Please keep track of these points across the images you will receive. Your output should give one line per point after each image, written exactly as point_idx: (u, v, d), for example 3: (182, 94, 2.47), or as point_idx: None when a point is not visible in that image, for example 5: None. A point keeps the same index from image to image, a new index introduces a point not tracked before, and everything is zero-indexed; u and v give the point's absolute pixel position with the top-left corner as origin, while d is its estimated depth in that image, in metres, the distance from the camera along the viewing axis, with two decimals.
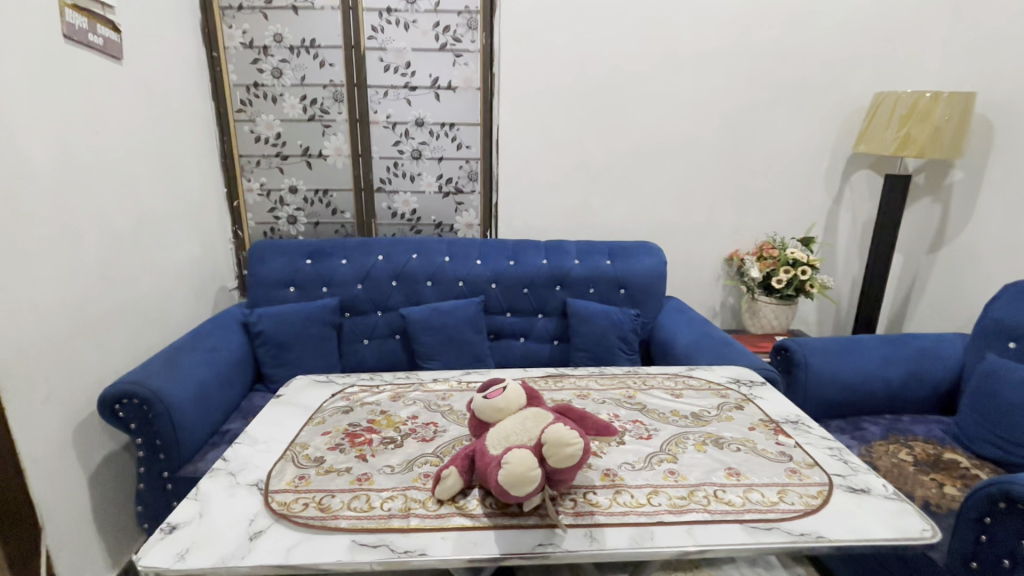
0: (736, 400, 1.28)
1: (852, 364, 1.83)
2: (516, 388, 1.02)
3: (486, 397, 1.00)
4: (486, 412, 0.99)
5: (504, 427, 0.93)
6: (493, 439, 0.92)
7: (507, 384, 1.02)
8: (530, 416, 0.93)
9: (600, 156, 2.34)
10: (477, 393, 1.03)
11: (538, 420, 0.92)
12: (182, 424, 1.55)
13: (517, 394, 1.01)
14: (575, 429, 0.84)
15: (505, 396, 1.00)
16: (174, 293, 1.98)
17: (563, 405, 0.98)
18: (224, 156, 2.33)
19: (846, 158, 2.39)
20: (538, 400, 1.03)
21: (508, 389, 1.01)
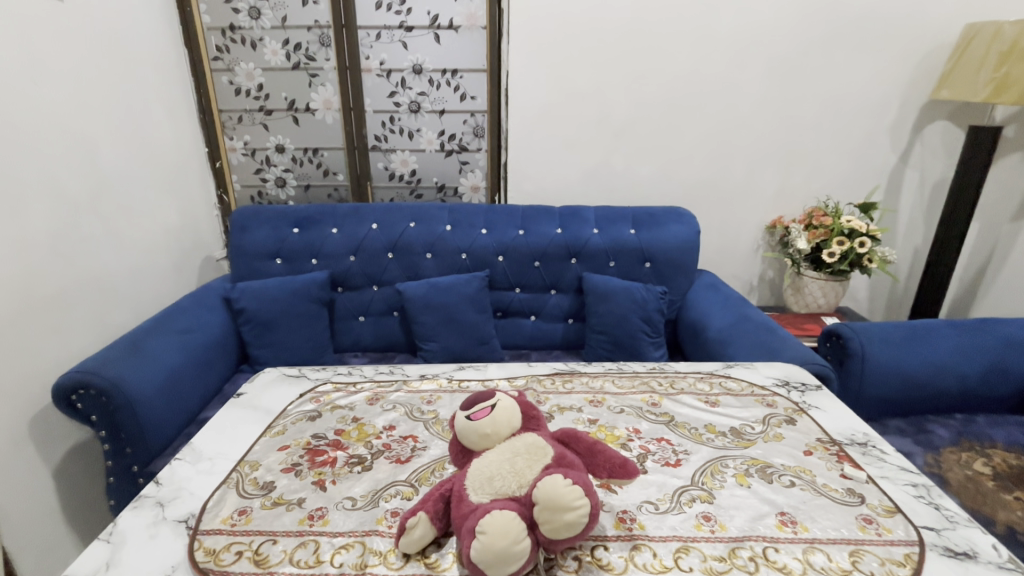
0: (786, 411, 1.04)
1: (918, 356, 1.55)
2: (508, 406, 0.80)
3: (469, 418, 0.78)
4: (469, 437, 0.78)
5: (489, 466, 0.71)
6: (473, 480, 0.71)
7: (498, 399, 0.80)
8: (522, 450, 0.72)
9: (625, 106, 2.02)
10: (459, 410, 0.81)
11: (533, 458, 0.70)
12: (148, 416, 1.40)
13: (510, 414, 0.79)
14: (579, 481, 0.62)
15: (494, 417, 0.78)
16: (148, 266, 1.81)
17: (568, 432, 0.76)
18: (202, 111, 2.09)
19: (919, 107, 2.02)
20: (537, 420, 0.82)
21: (498, 407, 0.79)
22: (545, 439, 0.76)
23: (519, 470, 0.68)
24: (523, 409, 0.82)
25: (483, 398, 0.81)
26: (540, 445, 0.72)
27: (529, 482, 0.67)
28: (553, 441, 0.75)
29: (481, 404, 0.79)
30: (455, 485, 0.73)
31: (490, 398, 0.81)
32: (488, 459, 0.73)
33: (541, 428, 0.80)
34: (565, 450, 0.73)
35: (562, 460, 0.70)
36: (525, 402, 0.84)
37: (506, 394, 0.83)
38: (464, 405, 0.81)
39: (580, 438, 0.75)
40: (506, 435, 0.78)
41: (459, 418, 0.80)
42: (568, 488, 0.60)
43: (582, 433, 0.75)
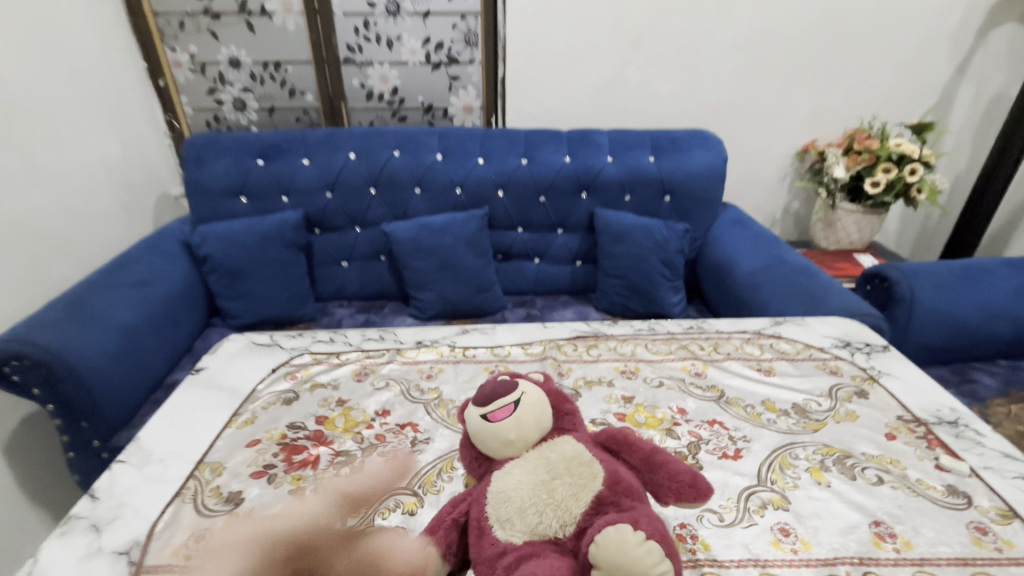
0: (855, 381, 0.88)
1: (968, 299, 1.40)
2: (536, 403, 0.62)
3: (488, 419, 0.61)
4: (486, 444, 0.61)
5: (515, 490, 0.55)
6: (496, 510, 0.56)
7: (520, 393, 0.62)
8: (561, 471, 0.56)
9: (646, 6, 1.69)
10: (472, 404, 0.63)
11: (575, 482, 0.55)
12: (100, 387, 1.21)
13: (538, 414, 0.61)
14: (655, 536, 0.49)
15: (516, 417, 0.60)
16: (88, 207, 1.54)
17: (620, 436, 0.59)
18: (132, 14, 1.71)
19: (989, 7, 1.71)
20: (571, 418, 0.64)
21: (522, 406, 0.61)
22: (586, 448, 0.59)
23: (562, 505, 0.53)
24: (551, 400, 0.64)
25: (502, 390, 0.62)
26: (585, 459, 0.57)
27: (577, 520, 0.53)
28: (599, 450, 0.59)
29: (500, 401, 0.61)
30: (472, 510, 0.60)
31: (510, 391, 0.62)
32: (514, 479, 0.57)
33: (577, 427, 0.63)
34: (616, 466, 0.57)
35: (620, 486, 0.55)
36: (552, 390, 0.66)
37: (529, 381, 0.65)
38: (477, 399, 0.63)
39: (635, 446, 0.58)
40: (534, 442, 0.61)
41: (471, 416, 0.63)
42: (643, 550, 0.48)
43: (638, 441, 0.58)
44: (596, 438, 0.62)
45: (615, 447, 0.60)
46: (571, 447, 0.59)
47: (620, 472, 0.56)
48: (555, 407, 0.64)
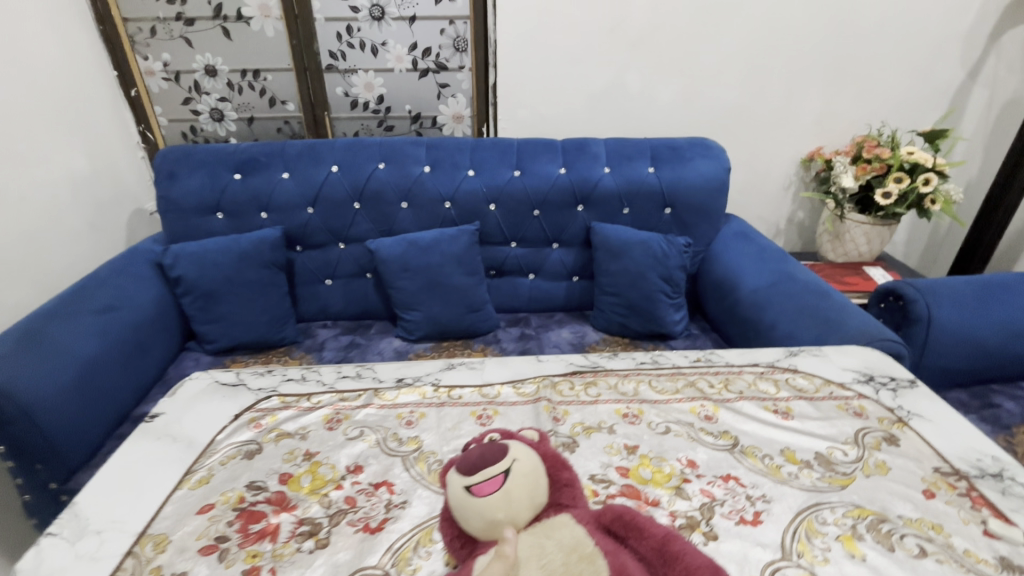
0: (883, 425, 0.79)
1: (991, 317, 1.32)
2: (526, 473, 0.57)
3: (472, 493, 0.55)
4: (470, 520, 0.55)
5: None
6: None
7: (510, 463, 0.57)
8: (559, 567, 0.52)
9: (645, 9, 1.61)
10: (454, 471, 0.57)
11: None
12: (56, 425, 1.12)
13: (530, 488, 0.56)
14: None
15: (505, 491, 0.55)
16: (52, 227, 1.44)
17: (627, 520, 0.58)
18: (99, 20, 1.61)
19: (1003, 7, 1.64)
20: (568, 490, 0.59)
21: (512, 478, 0.56)
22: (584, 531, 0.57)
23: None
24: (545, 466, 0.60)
25: (490, 458, 0.56)
26: (585, 552, 0.54)
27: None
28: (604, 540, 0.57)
29: (488, 473, 0.56)
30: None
31: (501, 460, 0.56)
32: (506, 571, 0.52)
33: (574, 500, 0.59)
34: (624, 558, 0.55)
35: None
36: (546, 453, 0.62)
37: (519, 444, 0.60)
38: (463, 466, 0.56)
39: (646, 534, 0.57)
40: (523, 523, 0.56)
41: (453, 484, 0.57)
42: None
43: (649, 531, 0.57)
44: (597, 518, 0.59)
45: (621, 532, 0.58)
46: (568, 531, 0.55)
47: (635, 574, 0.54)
48: (549, 476, 0.59)
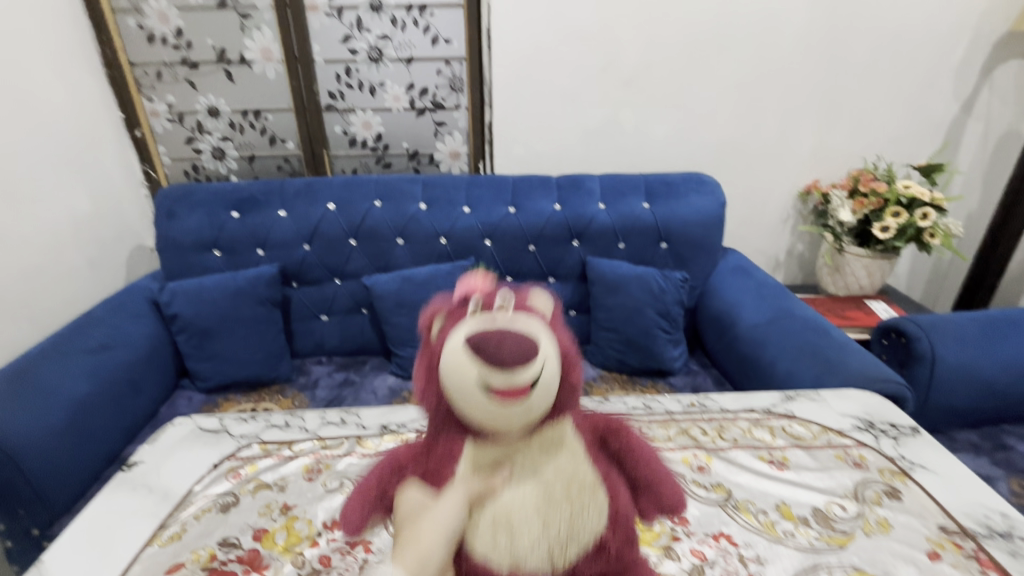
0: (883, 477, 0.83)
1: (998, 357, 1.28)
2: (552, 381, 0.52)
3: (491, 394, 0.50)
4: (477, 414, 0.51)
5: (507, 484, 0.54)
6: (472, 485, 0.54)
7: (540, 368, 0.51)
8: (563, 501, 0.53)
9: (638, 49, 1.64)
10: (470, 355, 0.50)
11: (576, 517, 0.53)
12: (42, 468, 1.10)
13: (549, 397, 0.53)
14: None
15: (529, 402, 0.51)
16: (52, 266, 1.46)
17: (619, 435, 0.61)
18: (107, 65, 1.67)
19: (993, 43, 1.65)
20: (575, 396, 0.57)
21: (539, 389, 0.51)
22: (581, 440, 0.57)
23: (577, 530, 0.53)
24: (563, 364, 0.56)
25: (523, 363, 0.50)
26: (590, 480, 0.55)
27: (588, 548, 0.54)
28: (599, 457, 0.59)
29: (517, 382, 0.50)
30: (433, 476, 0.57)
31: (532, 364, 0.50)
32: (498, 460, 0.54)
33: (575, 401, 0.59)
34: (616, 478, 0.59)
35: (622, 521, 0.57)
36: (563, 339, 0.58)
37: (544, 333, 0.55)
38: (490, 363, 0.49)
39: (637, 458, 0.61)
40: (534, 426, 0.53)
41: (471, 372, 0.51)
42: None
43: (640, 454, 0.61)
44: (590, 427, 0.61)
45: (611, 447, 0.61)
46: (569, 435, 0.56)
47: (624, 499, 0.57)
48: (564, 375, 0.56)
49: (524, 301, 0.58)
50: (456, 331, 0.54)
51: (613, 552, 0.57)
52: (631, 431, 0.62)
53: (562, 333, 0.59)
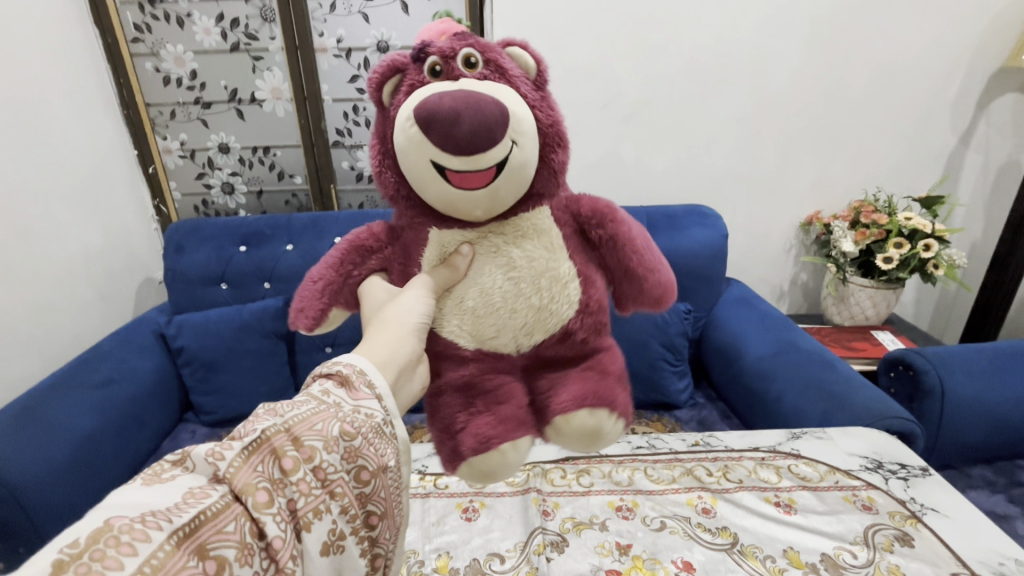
0: (894, 521, 0.85)
1: (1008, 390, 1.26)
2: (519, 167, 0.53)
3: (450, 178, 0.52)
4: (441, 197, 0.54)
5: (474, 266, 0.57)
6: (441, 273, 0.57)
7: (505, 152, 0.51)
8: (530, 291, 0.55)
9: (638, 87, 1.67)
10: (424, 132, 0.50)
11: (542, 313, 0.55)
12: (42, 507, 1.09)
13: (517, 183, 0.54)
14: (608, 387, 0.57)
15: (492, 186, 0.52)
16: (63, 302, 1.48)
17: (605, 225, 0.59)
18: (124, 106, 1.73)
19: (987, 78, 1.68)
20: (553, 181, 0.57)
21: (504, 174, 0.52)
22: (560, 230, 0.59)
23: (545, 315, 0.55)
24: (540, 135, 0.55)
25: (485, 144, 0.49)
26: (562, 277, 0.56)
27: (556, 334, 0.57)
28: (578, 246, 0.59)
29: (480, 166, 0.50)
30: (397, 268, 0.63)
31: (496, 146, 0.50)
32: (468, 246, 0.57)
33: (555, 189, 0.59)
34: (595, 274, 0.59)
35: (596, 308, 0.58)
36: (543, 108, 0.56)
37: (514, 100, 0.53)
38: (449, 141, 0.49)
39: (627, 257, 0.59)
40: (500, 212, 0.56)
41: (432, 155, 0.51)
42: (592, 417, 0.56)
43: (629, 255, 0.58)
44: (574, 215, 0.60)
45: (598, 236, 0.60)
46: (546, 221, 0.58)
47: (599, 289, 0.58)
48: (540, 155, 0.55)
49: (494, 58, 0.55)
50: (416, 94, 0.53)
51: (583, 339, 0.58)
52: (621, 216, 0.61)
53: (537, 94, 0.57)
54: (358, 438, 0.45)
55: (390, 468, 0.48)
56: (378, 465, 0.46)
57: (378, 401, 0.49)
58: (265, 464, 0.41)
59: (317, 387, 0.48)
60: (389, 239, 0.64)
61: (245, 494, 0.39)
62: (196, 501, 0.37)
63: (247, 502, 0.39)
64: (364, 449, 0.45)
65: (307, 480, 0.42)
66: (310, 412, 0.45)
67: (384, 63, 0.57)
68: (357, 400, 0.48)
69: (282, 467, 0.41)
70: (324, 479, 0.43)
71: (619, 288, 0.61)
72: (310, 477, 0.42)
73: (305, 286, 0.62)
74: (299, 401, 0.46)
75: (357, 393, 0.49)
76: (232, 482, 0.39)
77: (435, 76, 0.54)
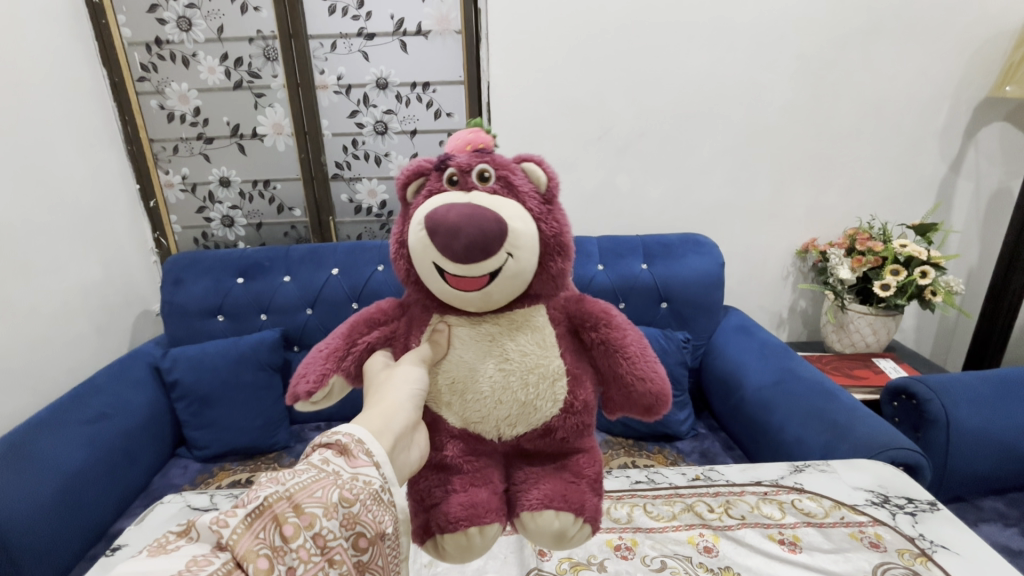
0: (904, 559, 0.82)
1: (1013, 418, 1.23)
2: (513, 278, 0.54)
3: (446, 280, 0.54)
4: (439, 292, 0.56)
5: (461, 351, 0.57)
6: (424, 351, 0.58)
7: (499, 264, 0.52)
8: (517, 386, 0.55)
9: (631, 120, 1.71)
10: (428, 236, 0.52)
11: (525, 409, 0.55)
12: (26, 548, 1.06)
13: (511, 288, 0.54)
14: (579, 491, 0.57)
15: (485, 291, 0.54)
16: (60, 335, 1.48)
17: (601, 331, 0.58)
18: (128, 141, 1.77)
19: (973, 108, 1.72)
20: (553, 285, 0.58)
21: (497, 281, 0.53)
22: (552, 328, 0.58)
23: (529, 410, 0.55)
24: (543, 245, 0.56)
25: (480, 256, 0.51)
26: (547, 375, 0.55)
27: (537, 429, 0.57)
28: (571, 346, 0.59)
29: (475, 274, 0.52)
30: (400, 342, 0.62)
31: (491, 259, 0.51)
32: (449, 325, 0.59)
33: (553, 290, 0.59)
34: (585, 376, 0.58)
35: (581, 409, 0.57)
36: (552, 221, 0.57)
37: (519, 216, 0.54)
38: (447, 252, 0.51)
39: (620, 364, 0.57)
40: (493, 309, 0.57)
41: (433, 257, 0.53)
42: (557, 520, 0.55)
43: (620, 364, 0.57)
44: (571, 316, 0.60)
45: (593, 339, 0.59)
46: (540, 319, 0.58)
47: (587, 390, 0.57)
48: (541, 262, 0.56)
49: (506, 175, 0.56)
50: (429, 202, 0.55)
51: (563, 437, 0.58)
52: (619, 321, 0.59)
53: (545, 207, 0.57)
54: (356, 505, 0.47)
55: (388, 535, 0.49)
56: (376, 531, 0.47)
57: (376, 468, 0.50)
58: (267, 530, 0.43)
59: (318, 455, 0.49)
60: (395, 319, 0.64)
61: (246, 562, 0.40)
62: (199, 568, 0.39)
63: (248, 569, 0.40)
64: (361, 516, 0.47)
65: (307, 547, 0.43)
66: (310, 480, 0.47)
67: (411, 167, 0.59)
68: (355, 467, 0.49)
69: (283, 534, 0.43)
70: (323, 546, 0.44)
71: (611, 391, 0.60)
72: (310, 544, 0.44)
73: (310, 355, 0.62)
74: (298, 469, 0.48)
75: (355, 460, 0.50)
76: (234, 549, 0.40)
77: (452, 185, 0.56)
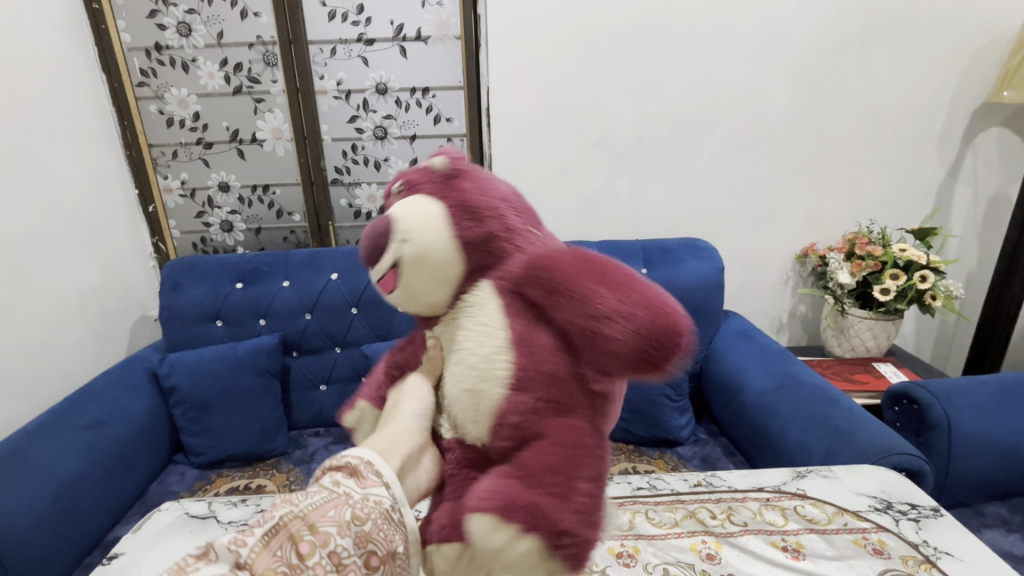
0: (909, 566, 0.81)
1: (1013, 422, 1.23)
2: (416, 260, 0.53)
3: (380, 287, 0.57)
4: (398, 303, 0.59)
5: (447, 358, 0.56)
6: (427, 369, 0.58)
7: (394, 252, 0.53)
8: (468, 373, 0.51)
9: (631, 125, 1.71)
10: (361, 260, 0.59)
11: (473, 395, 0.51)
12: (22, 557, 1.05)
13: (424, 272, 0.53)
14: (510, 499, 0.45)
15: (404, 283, 0.54)
16: (57, 342, 1.47)
17: (540, 282, 0.49)
18: (127, 146, 1.77)
19: (971, 113, 1.72)
20: (478, 253, 0.53)
21: (404, 271, 0.54)
22: (499, 299, 0.52)
23: (477, 398, 0.50)
24: (448, 218, 0.53)
25: (375, 254, 0.54)
26: (486, 352, 0.50)
27: (493, 418, 0.50)
28: (517, 311, 0.51)
29: (382, 271, 0.55)
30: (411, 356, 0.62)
31: (384, 251, 0.53)
32: (435, 336, 0.58)
33: (491, 256, 0.53)
34: (535, 344, 0.49)
35: (528, 384, 0.48)
36: (452, 193, 0.55)
37: (412, 203, 0.55)
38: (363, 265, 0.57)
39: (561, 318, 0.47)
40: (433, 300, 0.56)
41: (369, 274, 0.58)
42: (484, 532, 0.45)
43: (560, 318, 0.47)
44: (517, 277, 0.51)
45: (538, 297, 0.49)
46: (485, 293, 0.53)
47: (536, 360, 0.48)
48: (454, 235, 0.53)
49: (410, 176, 0.59)
50: None
51: (519, 425, 0.48)
52: (560, 264, 0.48)
53: (449, 183, 0.56)
54: (368, 523, 0.47)
55: (399, 553, 0.49)
56: (387, 550, 0.47)
57: (386, 489, 0.49)
58: (284, 549, 0.43)
59: (329, 478, 0.49)
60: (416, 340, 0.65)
61: None
62: None
63: None
64: (373, 534, 0.47)
65: (323, 565, 0.44)
66: (323, 501, 0.46)
67: None
68: (365, 488, 0.48)
69: (299, 552, 0.43)
70: (338, 563, 0.44)
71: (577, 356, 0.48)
72: (325, 561, 0.44)
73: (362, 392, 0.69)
74: (311, 490, 0.48)
75: (365, 481, 0.49)
76: (252, 568, 0.41)
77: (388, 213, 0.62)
